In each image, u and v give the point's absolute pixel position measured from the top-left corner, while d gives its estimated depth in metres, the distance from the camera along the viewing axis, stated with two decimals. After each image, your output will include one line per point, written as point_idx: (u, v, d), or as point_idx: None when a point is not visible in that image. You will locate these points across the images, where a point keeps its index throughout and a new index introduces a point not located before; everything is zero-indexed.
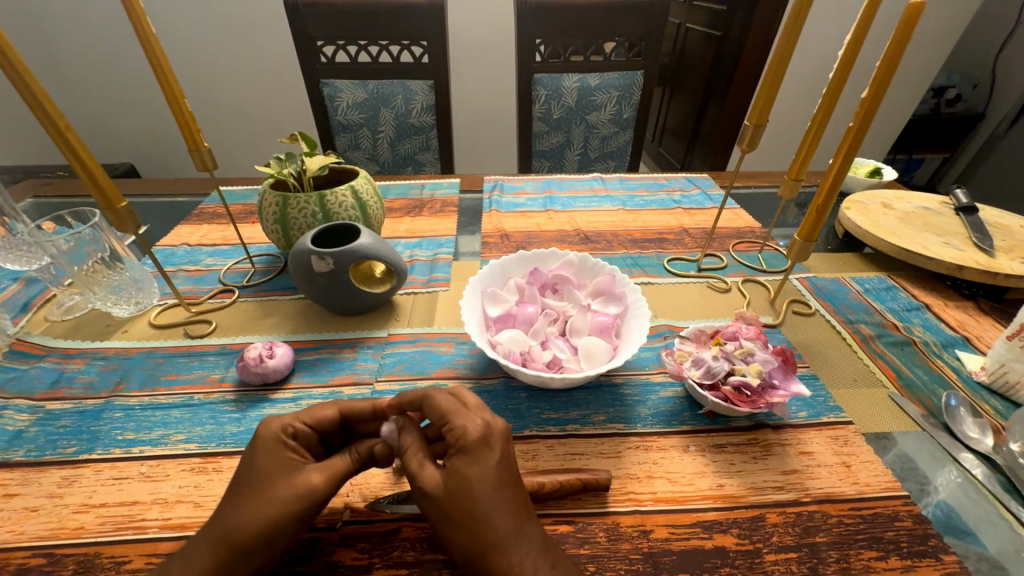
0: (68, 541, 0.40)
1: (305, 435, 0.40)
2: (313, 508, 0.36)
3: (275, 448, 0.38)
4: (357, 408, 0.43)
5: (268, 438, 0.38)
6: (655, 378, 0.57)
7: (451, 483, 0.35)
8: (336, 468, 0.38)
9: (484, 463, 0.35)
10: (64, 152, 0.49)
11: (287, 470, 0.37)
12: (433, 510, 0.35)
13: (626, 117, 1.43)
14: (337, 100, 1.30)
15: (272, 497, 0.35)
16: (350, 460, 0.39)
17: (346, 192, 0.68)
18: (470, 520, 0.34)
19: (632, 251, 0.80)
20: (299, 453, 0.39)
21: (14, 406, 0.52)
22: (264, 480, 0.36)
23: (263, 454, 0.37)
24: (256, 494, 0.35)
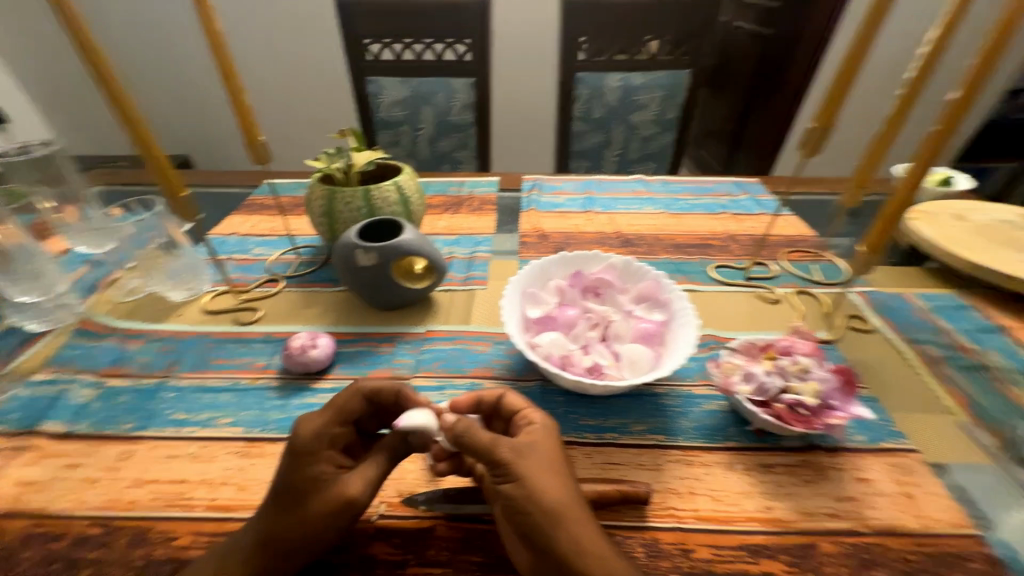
0: (123, 513, 0.42)
1: (341, 436, 0.40)
2: (353, 517, 0.37)
3: (311, 458, 0.37)
4: (379, 392, 0.43)
5: (304, 448, 0.37)
6: (698, 390, 0.54)
7: (535, 448, 0.36)
8: (373, 476, 0.39)
9: (556, 440, 0.38)
10: (133, 140, 0.51)
11: (326, 481, 0.37)
12: (516, 472, 0.35)
13: (670, 118, 1.39)
14: (380, 98, 1.33)
15: (309, 511, 0.36)
16: (386, 466, 0.40)
17: (391, 187, 0.69)
18: (550, 489, 0.34)
19: (675, 256, 0.77)
20: (335, 459, 0.38)
21: (80, 381, 0.55)
22: (300, 494, 0.36)
23: (298, 470, 0.37)
24: (295, 507, 0.36)
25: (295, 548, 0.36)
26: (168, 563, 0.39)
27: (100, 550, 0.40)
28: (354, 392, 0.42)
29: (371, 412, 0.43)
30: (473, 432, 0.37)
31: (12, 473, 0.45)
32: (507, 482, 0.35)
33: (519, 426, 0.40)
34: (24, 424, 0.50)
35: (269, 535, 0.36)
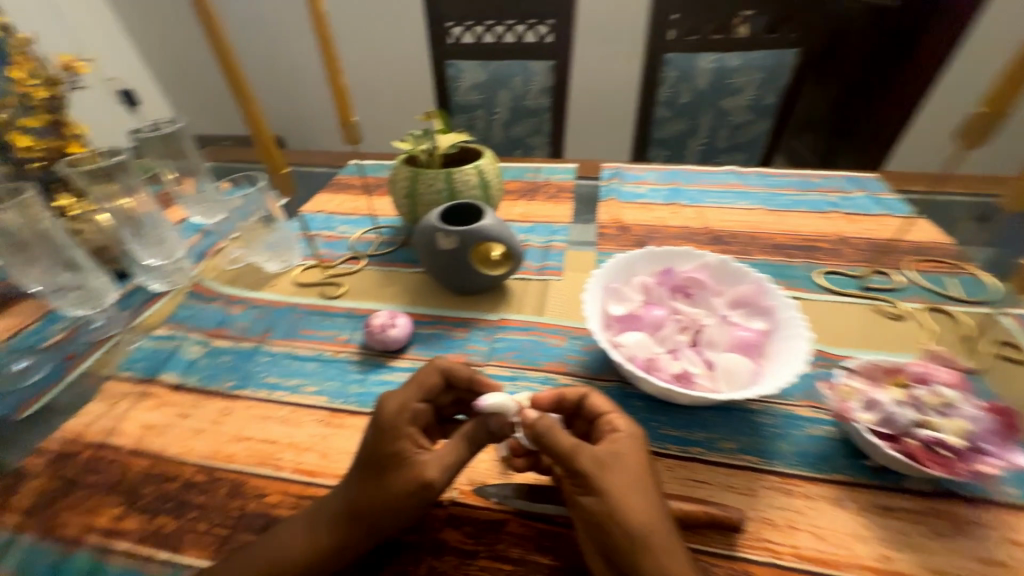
0: (222, 465, 0.46)
1: (421, 415, 0.40)
2: (432, 498, 0.37)
3: (395, 434, 0.38)
4: (455, 372, 0.44)
5: (388, 422, 0.38)
6: (801, 411, 0.47)
7: (619, 461, 0.33)
8: (451, 459, 0.38)
9: (643, 453, 0.35)
10: (246, 117, 0.54)
11: (407, 458, 0.37)
12: (596, 485, 0.32)
13: (767, 104, 1.28)
14: (458, 82, 1.33)
15: (390, 488, 0.36)
16: (464, 451, 0.39)
17: (472, 170, 0.69)
18: (635, 510, 0.31)
19: (775, 258, 0.69)
20: (415, 438, 0.39)
21: (191, 339, 0.61)
22: (383, 469, 0.37)
23: (383, 444, 0.37)
24: (377, 481, 0.36)
25: (375, 524, 0.36)
26: (259, 518, 0.41)
27: (203, 496, 0.43)
28: (433, 371, 0.43)
29: (449, 394, 0.44)
30: (553, 434, 0.35)
31: (136, 416, 0.51)
32: (587, 495, 0.32)
33: (603, 432, 0.37)
34: (147, 373, 0.56)
35: (353, 506, 0.36)
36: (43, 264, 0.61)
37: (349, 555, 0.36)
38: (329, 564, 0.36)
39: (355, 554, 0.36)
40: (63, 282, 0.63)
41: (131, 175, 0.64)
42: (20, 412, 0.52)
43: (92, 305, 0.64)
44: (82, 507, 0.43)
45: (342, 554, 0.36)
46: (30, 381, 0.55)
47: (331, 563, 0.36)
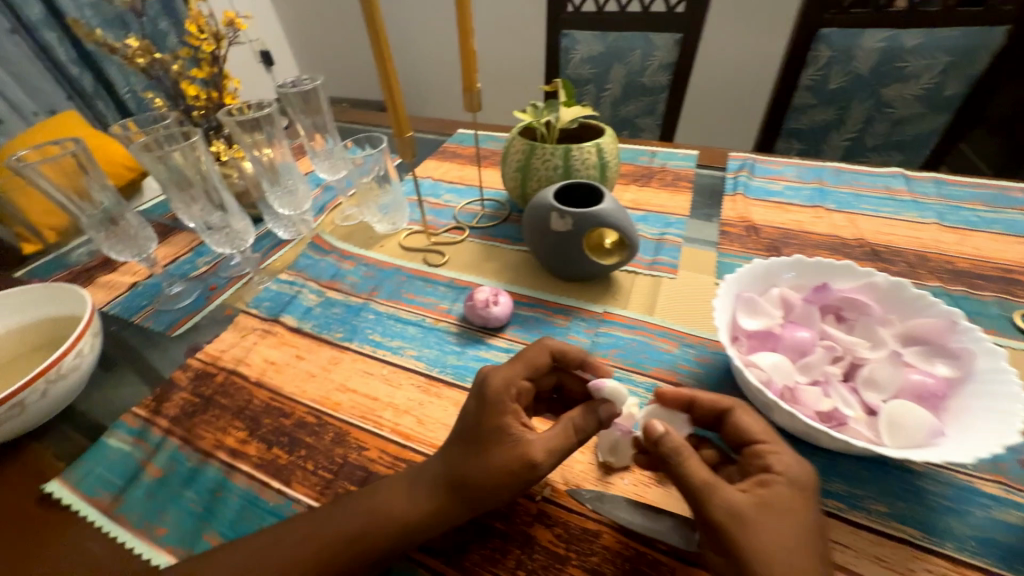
0: (329, 412, 0.48)
1: (526, 393, 0.40)
2: (536, 477, 0.36)
3: (500, 409, 0.37)
4: (567, 353, 0.43)
5: (494, 395, 0.37)
6: (984, 486, 0.38)
7: (766, 515, 0.30)
8: (558, 443, 0.37)
9: (799, 510, 0.31)
10: (383, 81, 0.54)
11: (513, 435, 0.36)
12: (738, 537, 0.29)
13: (946, 97, 1.02)
14: (572, 53, 1.26)
15: (494, 463, 0.35)
16: (573, 437, 0.37)
17: (592, 148, 0.64)
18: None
19: (953, 288, 0.57)
20: (519, 416, 0.38)
21: (309, 287, 0.65)
22: (487, 442, 0.36)
23: (489, 417, 0.37)
24: (480, 453, 0.36)
25: (475, 497, 0.35)
26: (358, 470, 0.43)
27: (312, 437, 0.46)
28: (543, 351, 0.42)
29: (551, 376, 0.44)
30: (686, 463, 0.32)
31: (261, 350, 0.56)
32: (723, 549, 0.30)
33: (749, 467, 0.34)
34: (271, 313, 0.61)
35: (456, 474, 0.36)
36: (200, 203, 0.63)
37: (449, 520, 0.36)
38: (425, 529, 0.35)
39: (453, 521, 0.36)
40: (212, 222, 0.64)
41: (275, 127, 0.67)
42: (172, 330, 0.60)
43: (233, 247, 0.65)
44: (215, 424, 0.48)
45: (440, 520, 0.35)
46: (181, 304, 0.63)
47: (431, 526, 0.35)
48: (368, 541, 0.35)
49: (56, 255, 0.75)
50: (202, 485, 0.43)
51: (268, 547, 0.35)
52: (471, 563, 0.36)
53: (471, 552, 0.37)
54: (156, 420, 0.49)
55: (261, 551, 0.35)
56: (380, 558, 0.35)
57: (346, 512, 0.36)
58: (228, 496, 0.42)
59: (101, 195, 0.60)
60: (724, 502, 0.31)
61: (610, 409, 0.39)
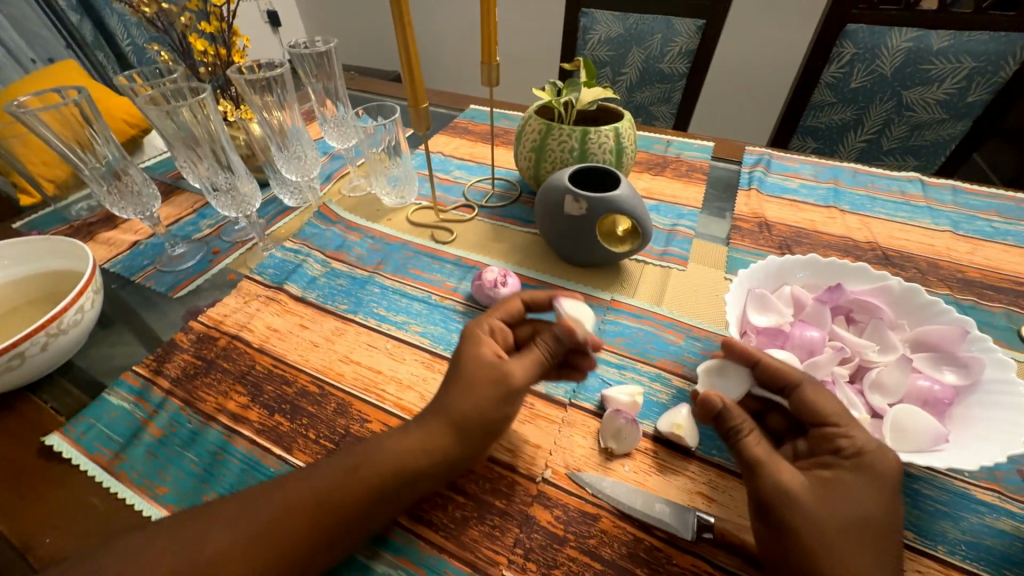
0: (332, 382, 0.48)
1: (500, 331, 0.42)
2: (515, 388, 0.38)
3: (474, 340, 0.40)
4: (539, 300, 0.46)
5: (468, 330, 0.42)
6: (978, 493, 0.38)
7: (826, 496, 0.31)
8: (526, 359, 0.40)
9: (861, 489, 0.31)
10: (400, 48, 0.51)
11: (489, 356, 0.39)
12: (790, 508, 0.31)
13: (968, 102, 0.99)
14: (590, 33, 1.22)
15: (473, 382, 0.38)
16: (539, 352, 0.40)
17: (610, 132, 0.62)
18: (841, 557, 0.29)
19: (961, 297, 0.57)
20: (492, 344, 0.40)
21: (314, 257, 0.64)
22: (467, 368, 0.38)
23: (468, 343, 0.40)
24: (460, 378, 0.38)
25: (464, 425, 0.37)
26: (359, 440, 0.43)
27: (314, 407, 0.46)
28: (514, 299, 0.45)
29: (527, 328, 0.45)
30: (743, 438, 0.34)
31: (264, 317, 0.55)
32: (775, 519, 0.31)
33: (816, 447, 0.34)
34: (275, 280, 0.60)
35: (444, 413, 0.37)
36: (206, 163, 0.61)
37: (439, 456, 0.36)
38: (419, 468, 0.36)
39: (444, 457, 0.36)
40: (218, 184, 0.62)
41: (286, 91, 0.65)
42: (174, 292, 0.59)
43: (238, 211, 0.63)
44: (216, 387, 0.48)
45: (434, 458, 0.36)
46: (183, 266, 0.62)
47: (421, 463, 0.36)
48: (364, 491, 0.34)
49: (54, 208, 0.74)
50: (202, 447, 0.43)
51: (255, 499, 0.34)
52: (469, 539, 0.37)
53: (471, 528, 0.37)
54: (157, 380, 0.49)
55: (247, 503, 0.34)
56: (377, 503, 0.35)
57: (330, 463, 0.36)
58: (229, 459, 0.42)
59: (104, 148, 0.58)
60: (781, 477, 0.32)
61: (567, 328, 0.40)
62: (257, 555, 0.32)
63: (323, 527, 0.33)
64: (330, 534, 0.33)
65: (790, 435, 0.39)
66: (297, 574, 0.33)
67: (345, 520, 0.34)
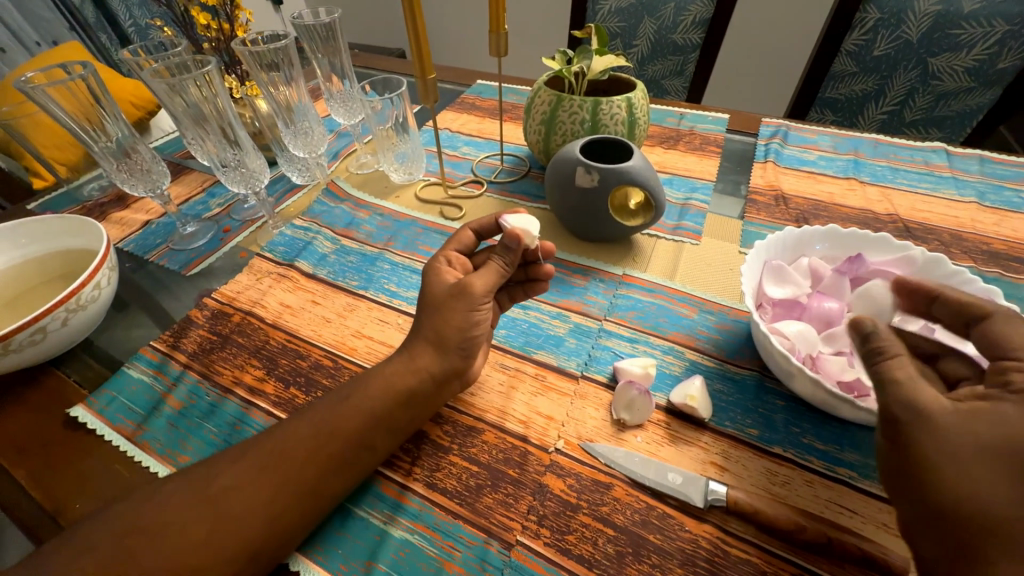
0: (345, 356, 0.49)
1: (457, 259, 0.46)
2: (477, 295, 0.41)
3: (436, 270, 0.44)
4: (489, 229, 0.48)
5: (428, 263, 0.45)
6: None
7: (965, 416, 0.27)
8: (486, 273, 0.43)
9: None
10: (408, 20, 0.50)
11: (449, 279, 0.43)
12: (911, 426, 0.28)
13: (998, 69, 0.94)
14: (601, 4, 1.18)
15: (449, 316, 0.41)
16: (496, 265, 0.43)
17: (622, 102, 0.61)
18: (977, 486, 0.25)
19: (987, 270, 0.55)
20: (451, 270, 0.44)
21: (324, 234, 0.64)
22: (441, 306, 0.41)
23: (434, 276, 0.44)
24: (434, 313, 0.41)
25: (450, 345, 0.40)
26: None
27: (328, 380, 0.47)
28: (465, 231, 0.48)
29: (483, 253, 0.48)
30: (886, 361, 0.31)
31: (276, 294, 0.56)
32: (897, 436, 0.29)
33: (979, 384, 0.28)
34: (286, 258, 0.60)
35: (420, 334, 0.41)
36: (213, 140, 0.60)
37: (422, 375, 0.39)
38: (409, 388, 0.39)
39: (430, 375, 0.40)
40: (226, 160, 0.62)
41: (292, 65, 0.63)
42: (188, 270, 0.59)
43: (247, 187, 0.63)
44: (232, 361, 0.49)
45: (418, 375, 0.39)
46: (195, 244, 0.63)
47: (407, 382, 0.39)
48: (356, 412, 0.37)
49: (66, 188, 0.74)
50: (221, 419, 0.44)
51: (264, 434, 0.37)
52: (483, 505, 0.37)
53: (484, 496, 0.38)
54: (174, 354, 0.50)
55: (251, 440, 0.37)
56: (377, 428, 0.38)
57: (324, 402, 0.39)
58: (247, 430, 0.43)
59: (114, 126, 0.58)
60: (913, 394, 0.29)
61: (514, 234, 0.42)
62: (275, 480, 0.34)
63: (330, 452, 0.36)
64: (337, 458, 0.36)
65: (969, 381, 0.31)
66: (314, 501, 0.35)
67: (351, 446, 0.37)
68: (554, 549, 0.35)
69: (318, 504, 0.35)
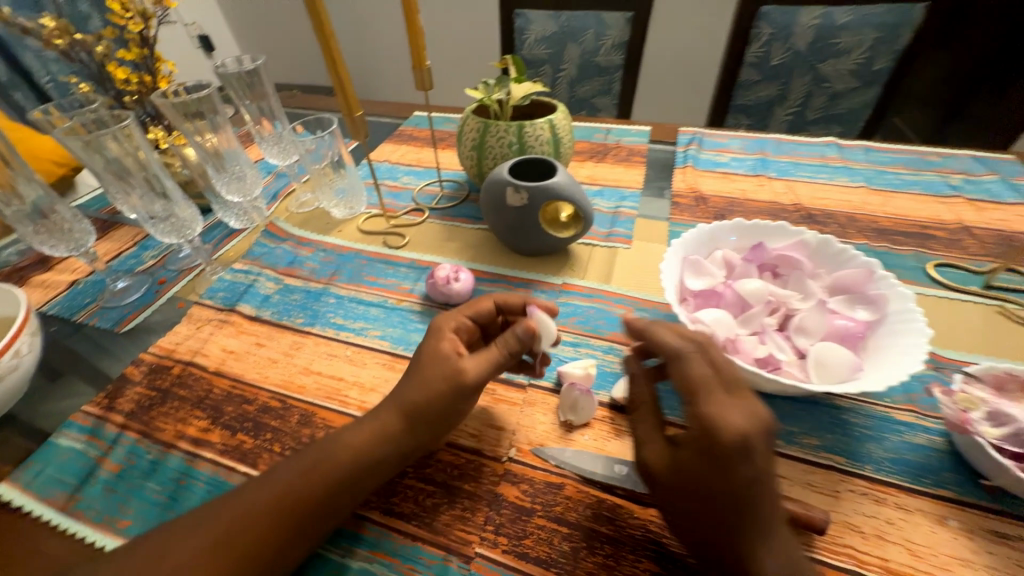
0: (294, 395, 0.48)
1: (465, 329, 0.44)
2: (470, 386, 0.39)
3: (441, 338, 0.42)
4: (511, 303, 0.47)
5: (438, 325, 0.43)
6: (899, 415, 0.42)
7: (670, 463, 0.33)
8: (485, 359, 0.41)
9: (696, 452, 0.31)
10: (328, 64, 0.52)
11: (446, 348, 0.41)
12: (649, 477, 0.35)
13: (875, 70, 1.08)
14: (526, 34, 1.25)
15: (428, 380, 0.39)
16: (498, 352, 0.41)
17: (544, 124, 0.65)
18: (692, 517, 0.31)
19: (878, 245, 0.62)
20: (455, 344, 0.42)
21: (265, 275, 0.63)
22: (425, 368, 0.40)
23: (434, 341, 0.42)
24: (415, 378, 0.40)
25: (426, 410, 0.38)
26: None
27: (277, 421, 0.46)
28: (486, 300, 0.46)
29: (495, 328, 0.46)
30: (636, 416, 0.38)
31: (219, 340, 0.55)
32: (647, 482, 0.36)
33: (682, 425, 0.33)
34: (226, 303, 0.59)
35: (394, 399, 0.39)
36: (138, 193, 0.59)
37: (389, 444, 0.37)
38: (376, 457, 0.37)
39: (395, 440, 0.38)
40: (155, 212, 0.61)
41: (218, 114, 0.64)
42: (121, 327, 0.57)
43: (179, 237, 0.62)
44: (174, 415, 0.47)
45: (385, 444, 0.37)
46: (128, 300, 0.61)
47: (376, 451, 0.37)
48: (319, 480, 0.36)
49: None
50: (164, 475, 0.43)
51: (221, 504, 0.35)
52: (441, 523, 0.38)
53: (441, 513, 0.38)
54: (110, 416, 0.47)
55: (205, 513, 0.35)
56: (341, 491, 0.36)
57: (290, 463, 0.37)
58: (193, 483, 0.42)
59: (27, 188, 0.56)
60: (644, 456, 0.35)
61: (529, 328, 0.41)
62: (228, 558, 0.33)
63: (288, 522, 0.34)
64: (298, 527, 0.34)
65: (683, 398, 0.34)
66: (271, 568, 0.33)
67: (312, 516, 0.35)
68: (511, 555, 0.36)
69: (270, 574, 0.33)
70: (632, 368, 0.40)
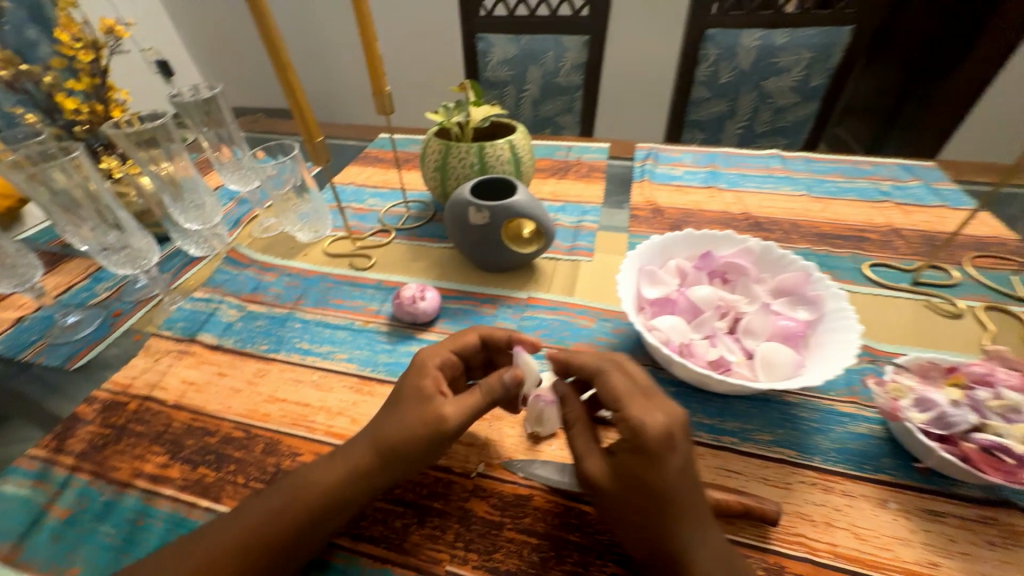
0: (258, 424, 0.47)
1: (449, 364, 0.44)
2: (448, 433, 0.38)
3: (424, 375, 0.41)
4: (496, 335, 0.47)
5: (422, 360, 0.43)
6: (842, 407, 0.45)
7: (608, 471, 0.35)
8: (467, 402, 0.40)
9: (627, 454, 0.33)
10: (286, 89, 0.53)
11: (428, 387, 0.40)
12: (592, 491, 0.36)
13: (812, 87, 1.17)
14: (488, 56, 1.28)
15: (406, 418, 0.38)
16: (481, 397, 0.40)
17: (504, 145, 0.67)
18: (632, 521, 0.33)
19: (819, 248, 0.66)
20: (438, 384, 0.41)
21: (228, 302, 0.62)
22: (404, 407, 0.39)
23: (414, 377, 0.41)
24: (393, 416, 0.39)
25: (399, 451, 0.37)
26: None
27: (241, 451, 0.45)
28: (472, 333, 0.46)
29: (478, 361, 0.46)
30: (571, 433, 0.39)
31: (178, 372, 0.53)
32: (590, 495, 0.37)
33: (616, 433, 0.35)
34: (186, 333, 0.58)
35: (369, 433, 0.39)
36: (90, 224, 0.58)
37: (361, 484, 0.36)
38: (345, 497, 0.36)
39: (363, 477, 0.37)
40: (108, 244, 0.59)
41: (173, 141, 0.63)
42: (72, 364, 0.55)
43: (135, 267, 0.61)
44: (130, 453, 0.46)
45: (355, 483, 0.36)
46: (80, 335, 0.58)
47: (345, 491, 0.36)
48: (286, 520, 0.35)
49: None
50: (120, 517, 0.41)
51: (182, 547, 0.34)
52: (411, 543, 0.38)
53: (411, 533, 0.38)
54: (59, 458, 0.45)
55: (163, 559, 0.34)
56: (308, 530, 0.35)
57: (258, 500, 0.36)
58: (151, 523, 0.40)
59: None
60: (583, 470, 0.36)
61: (516, 377, 0.40)
62: None
63: (251, 564, 0.33)
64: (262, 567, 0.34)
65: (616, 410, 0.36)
66: None
67: (276, 557, 0.34)
68: (481, 571, 0.36)
69: None
70: (562, 389, 0.41)
